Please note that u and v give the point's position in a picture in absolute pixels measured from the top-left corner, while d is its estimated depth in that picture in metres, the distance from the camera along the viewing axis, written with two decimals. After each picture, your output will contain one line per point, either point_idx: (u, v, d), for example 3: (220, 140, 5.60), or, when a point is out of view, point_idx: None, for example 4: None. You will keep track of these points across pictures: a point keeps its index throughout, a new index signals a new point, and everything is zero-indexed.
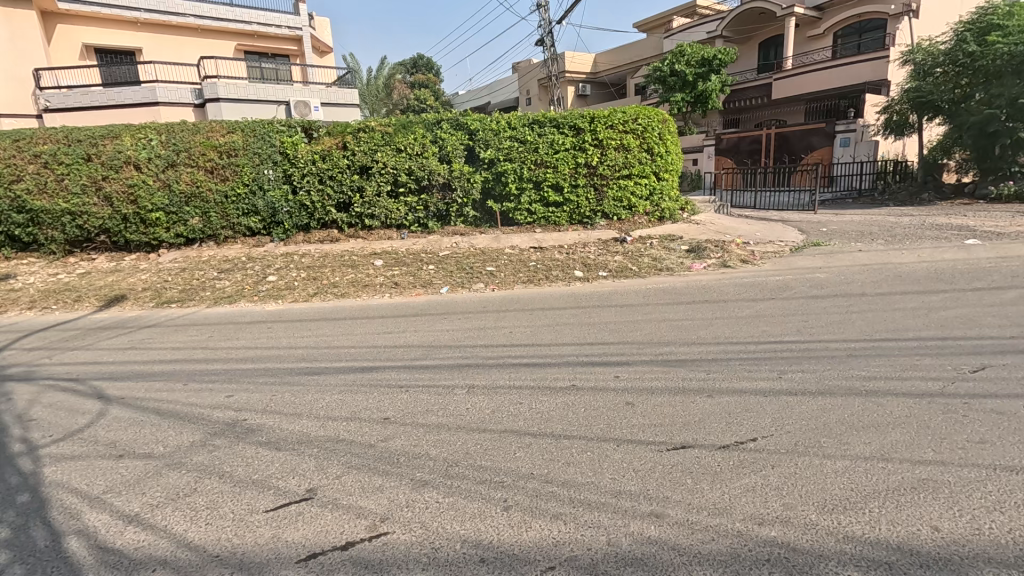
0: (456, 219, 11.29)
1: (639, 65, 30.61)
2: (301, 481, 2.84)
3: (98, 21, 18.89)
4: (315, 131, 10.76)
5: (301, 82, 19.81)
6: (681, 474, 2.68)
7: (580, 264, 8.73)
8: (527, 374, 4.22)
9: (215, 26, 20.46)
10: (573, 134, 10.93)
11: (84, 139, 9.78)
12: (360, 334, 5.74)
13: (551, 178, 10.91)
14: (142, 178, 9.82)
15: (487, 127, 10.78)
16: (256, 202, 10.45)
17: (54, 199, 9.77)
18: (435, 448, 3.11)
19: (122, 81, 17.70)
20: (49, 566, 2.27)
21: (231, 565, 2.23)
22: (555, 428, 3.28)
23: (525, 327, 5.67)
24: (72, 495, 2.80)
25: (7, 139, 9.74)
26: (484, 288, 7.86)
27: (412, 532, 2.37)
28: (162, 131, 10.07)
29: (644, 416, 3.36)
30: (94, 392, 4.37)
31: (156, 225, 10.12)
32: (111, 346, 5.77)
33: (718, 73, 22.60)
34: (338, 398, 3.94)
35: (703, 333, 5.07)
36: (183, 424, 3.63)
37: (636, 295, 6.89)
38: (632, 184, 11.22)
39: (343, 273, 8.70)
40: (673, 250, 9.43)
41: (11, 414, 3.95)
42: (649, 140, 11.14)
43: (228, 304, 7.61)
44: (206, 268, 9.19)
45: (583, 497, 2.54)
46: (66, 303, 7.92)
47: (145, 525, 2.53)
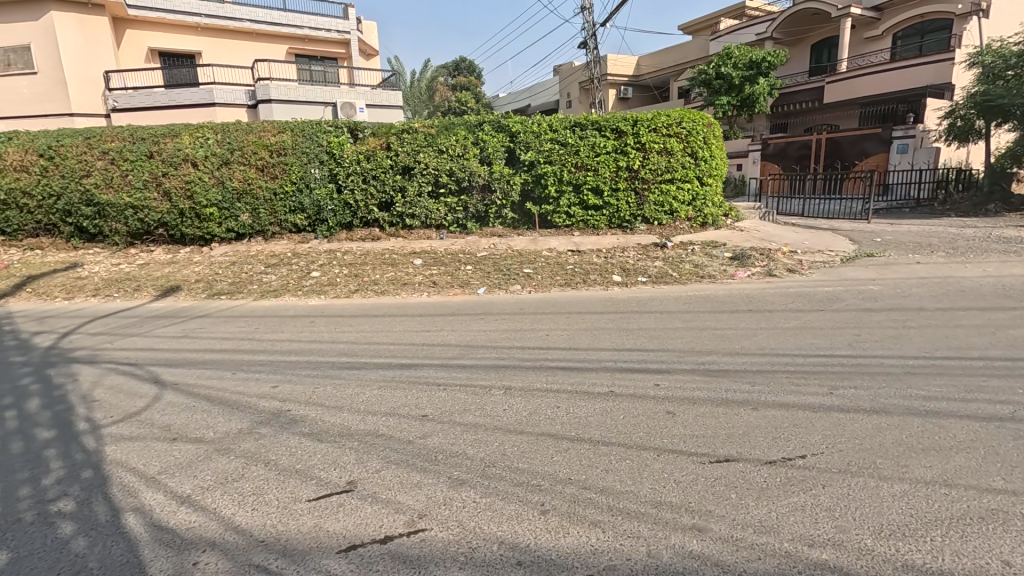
0: (494, 220, 11.36)
1: (683, 68, 30.05)
2: (342, 473, 2.91)
3: (163, 26, 19.99)
4: (361, 132, 11.01)
5: (348, 84, 20.38)
6: (725, 489, 2.60)
7: (619, 269, 8.62)
8: (566, 378, 4.18)
9: (269, 30, 21.34)
10: (615, 137, 10.79)
11: (147, 137, 10.36)
12: (400, 332, 5.83)
13: (591, 182, 10.81)
14: (199, 175, 10.31)
15: (529, 130, 10.78)
16: (302, 200, 10.80)
17: (119, 193, 10.38)
18: (473, 448, 3.12)
19: (182, 82, 18.66)
20: (109, 540, 2.39)
21: (276, 551, 2.30)
22: (593, 433, 3.24)
23: (562, 330, 5.62)
24: (130, 474, 2.95)
25: (79, 136, 10.40)
26: (520, 289, 7.87)
27: (450, 531, 2.38)
28: (218, 131, 10.54)
29: (686, 427, 3.27)
30: (151, 377, 4.60)
31: (209, 221, 10.59)
32: (167, 334, 6.08)
33: (767, 77, 21.92)
34: (378, 394, 4.01)
35: (747, 343, 4.91)
36: (232, 412, 3.77)
37: (676, 302, 6.75)
38: (675, 189, 11.00)
39: (384, 270, 8.89)
40: (716, 256, 9.19)
41: (76, 394, 4.19)
42: (694, 144, 10.90)
43: (274, 297, 7.88)
44: (255, 263, 9.53)
45: (622, 506, 2.49)
46: (126, 292, 8.39)
47: (196, 507, 2.63)
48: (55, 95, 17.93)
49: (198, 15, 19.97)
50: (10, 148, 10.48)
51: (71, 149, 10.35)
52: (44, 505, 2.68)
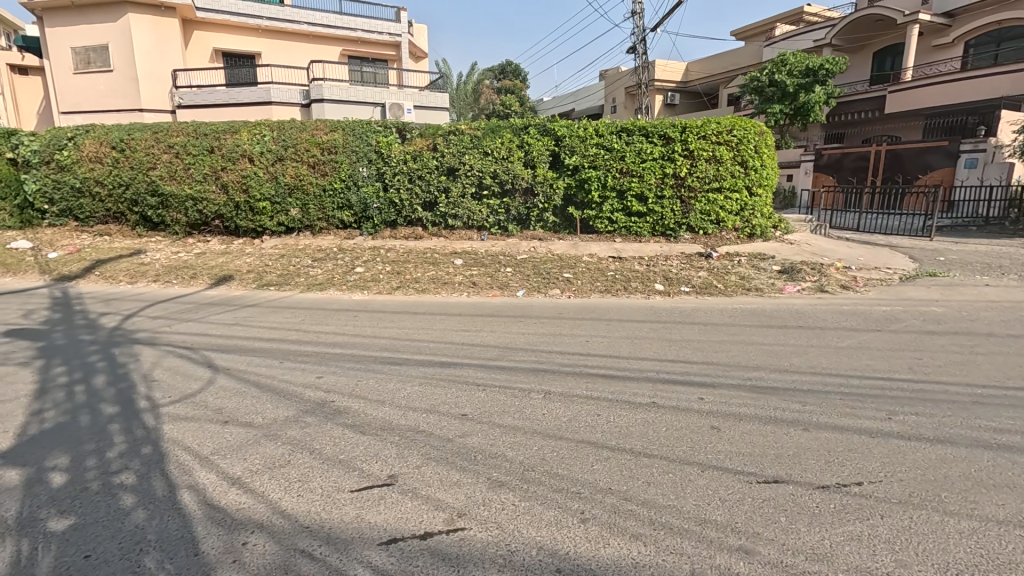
0: (536, 224, 11.35)
1: (733, 75, 29.29)
2: (383, 466, 2.95)
3: (228, 28, 21.00)
4: (408, 132, 11.28)
5: (396, 85, 20.84)
6: (774, 511, 2.50)
7: (662, 277, 8.45)
8: (606, 387, 4.11)
9: (324, 32, 22.09)
10: (662, 143, 10.61)
11: (209, 133, 10.91)
12: (440, 330, 5.89)
13: (636, 188, 10.65)
14: (255, 170, 10.74)
15: (574, 134, 10.73)
16: (350, 197, 11.11)
17: (181, 185, 10.94)
18: (512, 450, 3.11)
19: (242, 82, 19.52)
20: (166, 514, 2.51)
21: (320, 537, 2.36)
22: (634, 444, 3.19)
23: (602, 337, 5.56)
24: (185, 452, 3.09)
25: (148, 130, 11.03)
26: (559, 294, 7.83)
27: (489, 532, 2.38)
28: (275, 129, 10.97)
29: (731, 444, 3.16)
30: (205, 361, 4.82)
31: (262, 214, 11.02)
32: (220, 321, 6.36)
33: (824, 85, 21.08)
34: (419, 390, 4.07)
35: (796, 360, 4.71)
36: (280, 399, 3.90)
37: (720, 314, 6.57)
38: (722, 198, 10.71)
39: (425, 269, 9.04)
40: (764, 269, 8.88)
41: (138, 373, 4.45)
42: (744, 153, 10.61)
43: (319, 291, 8.13)
44: (302, 257, 9.84)
45: (665, 521, 2.43)
46: (184, 279, 8.83)
47: (245, 489, 2.73)
48: (127, 92, 19.09)
49: (259, 18, 20.86)
50: (86, 140, 11.24)
51: (140, 142, 10.98)
52: (108, 476, 2.84)
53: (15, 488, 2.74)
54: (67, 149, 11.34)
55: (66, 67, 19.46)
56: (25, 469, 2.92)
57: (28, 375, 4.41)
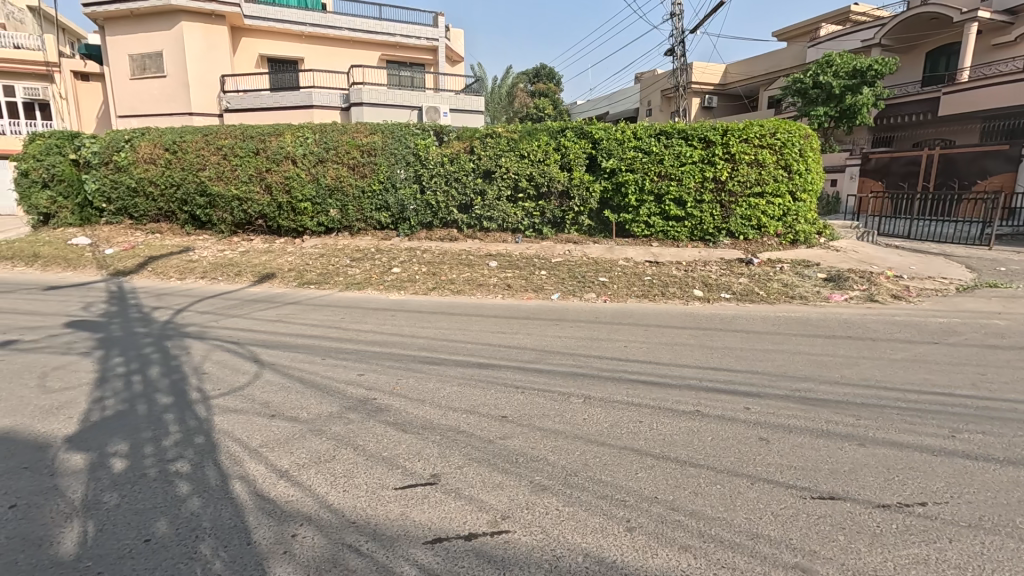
0: (571, 227, 11.31)
1: (775, 77, 28.42)
2: (426, 465, 2.97)
3: (273, 34, 21.72)
4: (446, 135, 11.42)
5: (433, 89, 21.11)
6: (831, 529, 2.39)
7: (700, 283, 8.27)
8: (646, 393, 4.03)
9: (364, 37, 22.61)
10: (702, 146, 10.40)
11: (255, 136, 11.26)
12: (476, 331, 5.92)
13: (674, 192, 10.46)
14: (297, 171, 11.05)
15: (612, 136, 10.62)
16: (388, 198, 11.32)
17: (227, 185, 11.35)
18: (554, 454, 3.09)
19: (286, 86, 20.16)
20: (219, 502, 2.59)
21: (367, 533, 2.38)
22: (679, 453, 3.11)
23: (640, 343, 5.46)
24: (235, 443, 3.19)
25: (199, 133, 11.48)
26: (595, 298, 7.75)
27: (533, 536, 2.36)
28: (317, 131, 11.25)
29: (781, 456, 3.05)
30: (251, 355, 4.97)
31: (303, 214, 11.33)
32: (264, 317, 6.56)
33: (872, 86, 20.25)
34: (458, 390, 4.09)
35: (847, 372, 4.52)
36: (323, 395, 3.98)
37: (764, 322, 6.38)
38: (764, 203, 10.41)
39: (460, 270, 9.09)
40: (808, 277, 8.58)
41: (190, 366, 4.62)
42: (788, 156, 10.29)
43: (357, 289, 8.30)
44: (342, 256, 10.08)
45: (716, 533, 2.36)
46: (229, 276, 9.15)
47: (294, 482, 2.78)
48: (179, 97, 19.99)
49: (302, 25, 21.52)
50: (142, 142, 11.78)
51: (191, 144, 11.45)
52: (164, 463, 2.95)
53: (81, 471, 2.88)
54: (125, 150, 11.93)
55: (124, 74, 20.53)
56: (89, 453, 3.06)
57: (90, 364, 4.65)
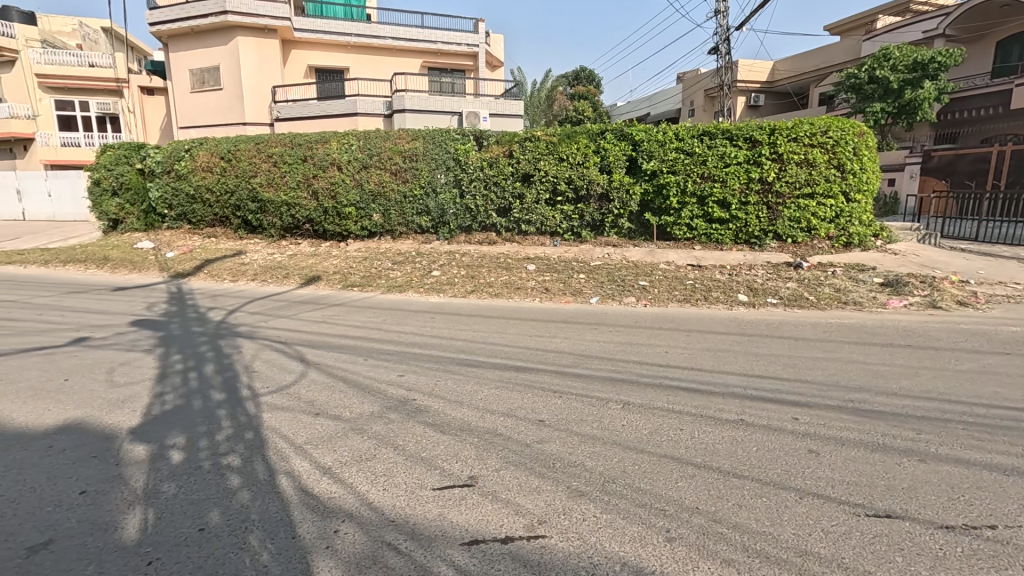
0: (610, 230, 11.18)
1: (828, 72, 27.09)
2: (464, 466, 3.00)
3: (321, 46, 22.57)
4: (485, 140, 11.52)
5: (473, 94, 21.37)
6: (887, 549, 2.26)
7: (745, 288, 8.00)
8: (688, 401, 3.92)
9: (406, 46, 23.16)
10: (747, 146, 10.07)
11: (303, 143, 11.69)
12: (513, 334, 5.94)
13: (717, 194, 10.17)
14: (342, 177, 11.43)
15: (653, 138, 10.43)
16: (428, 203, 11.52)
17: (277, 191, 11.84)
18: (592, 460, 3.05)
19: (332, 95, 20.84)
20: (267, 496, 2.70)
21: (405, 532, 2.42)
22: (722, 463, 3.01)
23: (682, 348, 5.33)
24: (282, 440, 3.31)
25: (252, 142, 12.04)
26: (635, 302, 7.62)
27: (570, 542, 2.34)
28: (361, 138, 11.56)
29: (833, 470, 2.91)
30: (298, 355, 5.17)
31: (348, 219, 11.68)
32: (310, 318, 6.81)
33: (935, 80, 19.01)
34: (495, 393, 4.10)
35: (906, 383, 4.25)
36: (365, 395, 4.08)
37: (813, 328, 6.11)
38: (815, 204, 9.98)
39: (498, 274, 9.14)
40: (863, 282, 8.15)
41: (241, 364, 4.85)
42: (841, 155, 9.83)
43: (398, 292, 8.50)
44: (383, 259, 10.32)
45: (761, 548, 2.27)
46: (278, 278, 9.55)
47: (336, 479, 2.87)
48: (234, 108, 21.05)
49: (348, 36, 22.30)
50: (200, 152, 12.46)
51: (244, 153, 12.02)
52: (217, 457, 3.10)
53: (142, 462, 3.06)
54: (185, 159, 12.65)
55: (184, 88, 21.81)
56: (150, 445, 3.25)
57: (151, 361, 4.94)
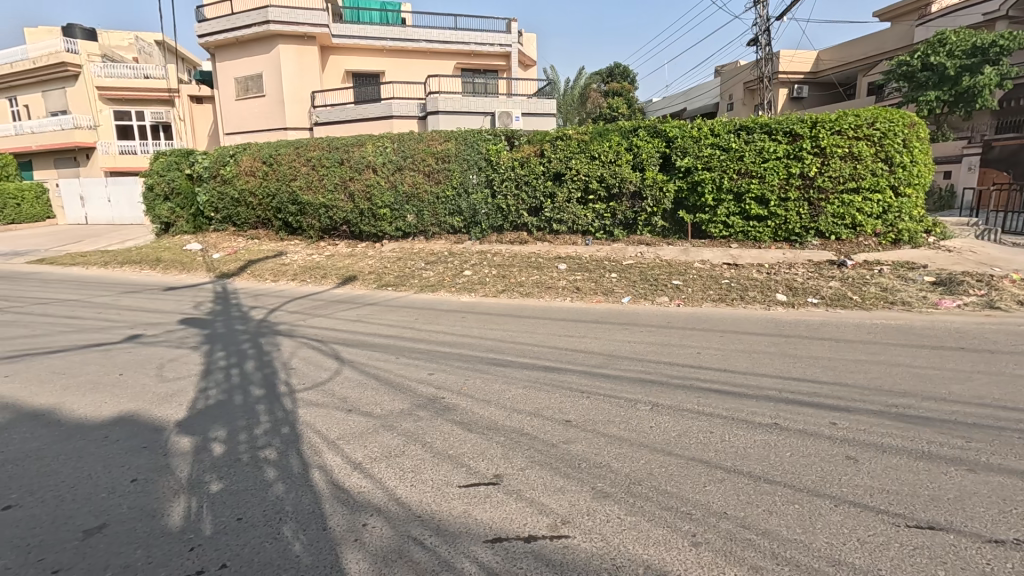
0: (643, 228, 11.02)
1: (877, 60, 25.74)
2: (489, 465, 3.03)
3: (358, 51, 23.14)
4: (517, 140, 11.55)
5: (505, 94, 21.41)
6: (928, 562, 2.15)
7: (784, 287, 7.74)
8: (719, 403, 3.84)
9: (440, 48, 23.43)
10: (787, 140, 9.73)
11: (341, 147, 12.03)
12: (543, 334, 5.94)
13: (755, 190, 9.86)
14: (378, 179, 11.69)
15: (687, 134, 10.21)
16: (460, 203, 11.62)
17: (316, 194, 12.22)
18: (618, 462, 3.03)
19: (369, 99, 21.30)
20: (300, 489, 2.81)
21: (431, 527, 2.48)
22: (753, 467, 2.94)
23: (715, 349, 5.21)
24: (316, 435, 3.43)
25: (291, 147, 12.46)
26: (668, 302, 7.49)
27: (593, 543, 2.34)
28: (395, 141, 11.79)
29: (872, 478, 2.79)
30: (332, 353, 5.33)
31: (383, 220, 11.95)
32: (346, 317, 7.01)
33: (996, 65, 17.79)
34: (523, 393, 4.12)
35: (956, 389, 4.02)
36: (395, 393, 4.18)
37: (857, 330, 5.86)
38: (860, 199, 9.54)
39: (530, 273, 9.15)
40: (912, 281, 7.75)
41: (280, 361, 5.04)
42: (889, 147, 9.36)
43: (431, 291, 8.63)
44: (417, 259, 10.50)
45: (791, 557, 2.21)
46: (316, 278, 9.86)
47: (366, 474, 2.95)
48: (276, 114, 21.82)
49: (384, 40, 22.81)
50: (244, 157, 12.98)
51: (285, 157, 12.44)
52: (255, 450, 3.25)
53: (187, 453, 3.24)
54: (229, 164, 13.22)
55: (230, 96, 22.77)
56: (194, 437, 3.43)
57: (197, 357, 5.20)
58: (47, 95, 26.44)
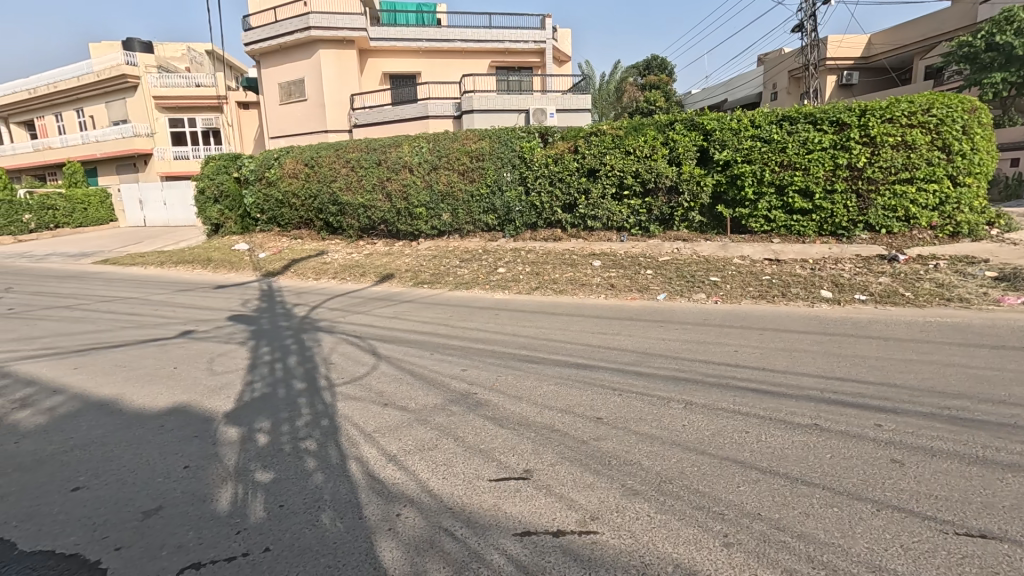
0: (680, 223, 10.80)
1: (935, 42, 24.14)
2: (520, 460, 3.07)
3: (395, 53, 23.58)
4: (551, 136, 11.54)
5: (540, 91, 21.32)
6: (977, 571, 2.05)
7: (830, 283, 7.43)
8: (756, 403, 3.74)
9: (475, 47, 23.56)
10: (834, 130, 9.31)
11: (378, 147, 12.32)
12: (576, 331, 5.93)
13: (799, 182, 9.49)
14: (414, 179, 11.92)
15: (726, 126, 9.93)
16: (495, 201, 11.66)
17: (355, 194, 12.57)
18: (649, 460, 3.01)
19: (405, 100, 21.66)
20: (338, 479, 2.93)
21: (462, 519, 2.54)
22: (790, 469, 2.86)
23: (754, 348, 5.07)
24: (354, 428, 3.56)
25: (332, 149, 12.86)
26: (705, 299, 7.33)
27: (622, 539, 2.34)
28: (430, 140, 11.98)
29: (919, 483, 2.67)
30: (370, 349, 5.49)
31: (419, 219, 12.16)
32: (383, 314, 7.19)
33: None
34: (554, 389, 4.14)
35: (1017, 391, 3.77)
36: (430, 388, 4.27)
37: (909, 328, 5.56)
38: (914, 190, 9.04)
39: (563, 270, 9.13)
40: (972, 276, 7.29)
41: (320, 356, 5.23)
42: (947, 135, 8.82)
43: (466, 289, 8.74)
44: (451, 258, 10.64)
45: (827, 561, 2.14)
46: (355, 276, 10.16)
47: (400, 466, 3.05)
48: (317, 117, 22.53)
49: (420, 41, 23.17)
50: (287, 159, 13.48)
51: (326, 159, 12.86)
52: (297, 441, 3.40)
53: (235, 442, 3.42)
54: (274, 167, 13.78)
55: (275, 101, 23.68)
56: (241, 428, 3.62)
57: (244, 352, 5.46)
58: (110, 106, 28.19)
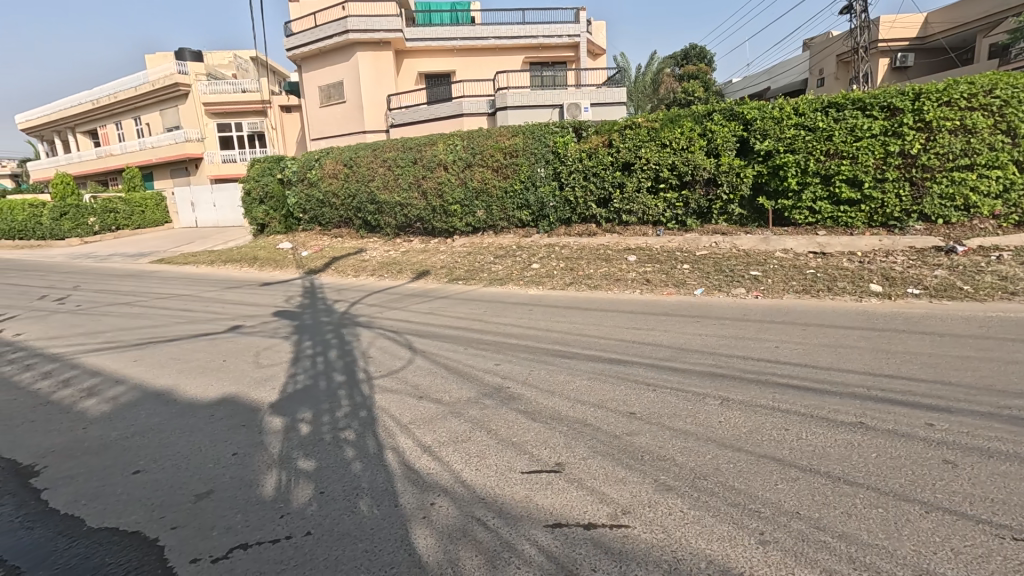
0: (718, 216, 10.52)
1: (1001, 18, 22.39)
2: (552, 453, 3.08)
3: (430, 53, 23.86)
4: (585, 131, 11.46)
5: (574, 86, 21.10)
6: None
7: (880, 277, 7.08)
8: (797, 400, 3.62)
9: (509, 43, 23.55)
10: (885, 115, 8.84)
11: (414, 147, 12.54)
12: (610, 327, 5.88)
13: (846, 171, 9.05)
14: (448, 177, 12.05)
15: (767, 115, 9.59)
16: (528, 197, 11.62)
17: (392, 193, 12.83)
18: (682, 456, 2.96)
19: (440, 99, 21.89)
20: (375, 468, 3.03)
21: (493, 510, 2.58)
22: (831, 467, 2.77)
23: (796, 344, 4.90)
24: (390, 419, 3.67)
25: (369, 149, 13.18)
26: (744, 293, 7.14)
27: (654, 534, 2.33)
28: (464, 138, 12.08)
29: (973, 485, 2.53)
30: (406, 343, 5.62)
31: (454, 216, 12.30)
32: (419, 309, 7.35)
33: None
34: (587, 384, 4.14)
35: None
36: (463, 381, 4.34)
37: (967, 324, 5.24)
38: (974, 177, 8.49)
39: (598, 266, 9.05)
40: None
41: (358, 350, 5.39)
42: (1011, 117, 8.24)
43: (500, 285, 8.80)
44: (486, 254, 10.73)
45: (870, 562, 2.07)
46: (392, 273, 10.38)
47: (434, 457, 3.12)
48: (356, 118, 23.08)
49: (454, 40, 23.36)
50: (327, 161, 13.90)
51: (364, 159, 13.20)
52: (337, 431, 3.53)
53: (279, 432, 3.58)
54: (315, 168, 14.24)
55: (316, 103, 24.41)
56: (285, 418, 3.78)
57: (288, 346, 5.69)
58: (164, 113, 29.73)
